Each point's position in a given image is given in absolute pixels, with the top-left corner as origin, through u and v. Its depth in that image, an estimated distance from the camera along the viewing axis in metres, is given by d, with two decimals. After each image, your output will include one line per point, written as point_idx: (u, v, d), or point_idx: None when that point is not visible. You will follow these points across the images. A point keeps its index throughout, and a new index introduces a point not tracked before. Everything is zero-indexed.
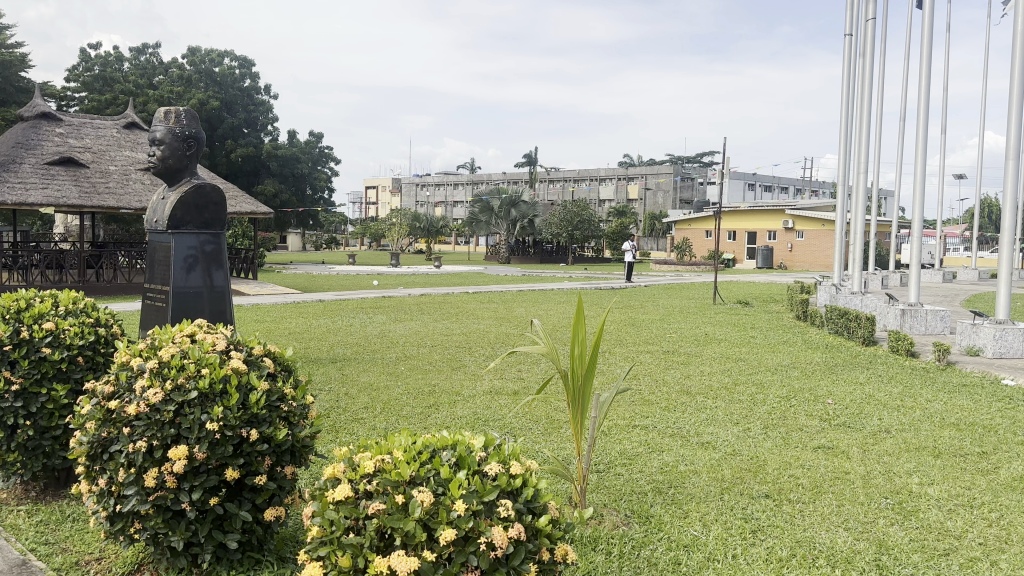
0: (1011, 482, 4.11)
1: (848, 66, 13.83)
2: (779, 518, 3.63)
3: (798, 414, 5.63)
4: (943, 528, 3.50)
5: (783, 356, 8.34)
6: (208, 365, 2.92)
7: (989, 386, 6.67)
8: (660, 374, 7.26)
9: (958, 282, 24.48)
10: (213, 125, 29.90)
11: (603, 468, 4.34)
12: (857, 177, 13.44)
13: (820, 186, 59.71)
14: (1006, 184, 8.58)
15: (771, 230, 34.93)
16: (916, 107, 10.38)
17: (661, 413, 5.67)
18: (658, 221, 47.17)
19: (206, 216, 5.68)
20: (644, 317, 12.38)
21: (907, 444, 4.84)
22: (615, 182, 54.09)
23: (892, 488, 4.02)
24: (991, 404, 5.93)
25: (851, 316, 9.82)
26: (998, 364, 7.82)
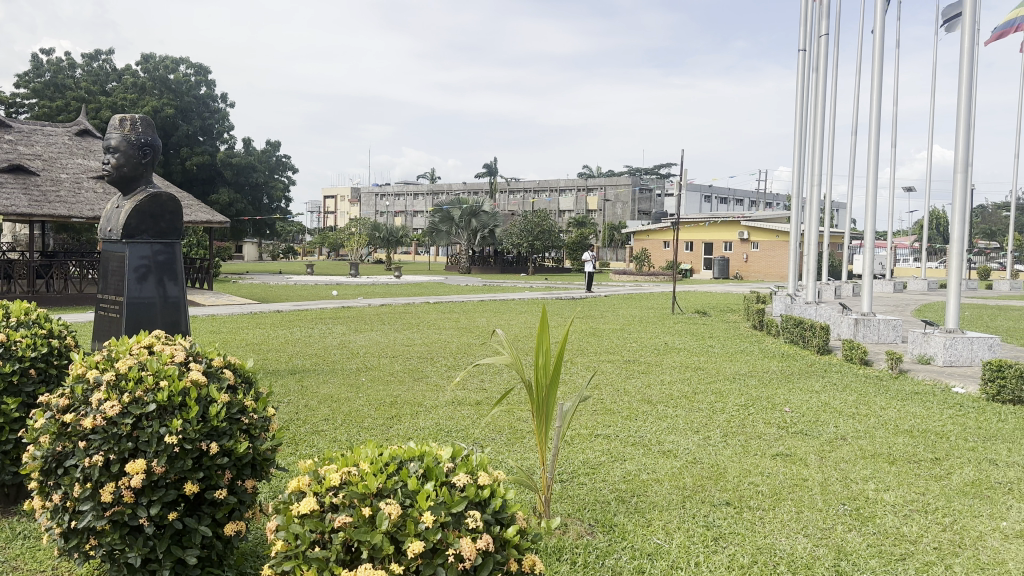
0: (964, 487, 4.22)
1: (803, 80, 14.16)
2: (739, 525, 3.68)
3: (757, 422, 5.73)
4: (900, 533, 3.58)
5: (741, 365, 8.46)
6: (167, 377, 2.86)
7: (939, 393, 6.86)
8: (622, 383, 7.29)
9: (908, 291, 25.17)
10: (168, 132, 29.33)
11: (567, 478, 4.34)
12: (811, 189, 13.72)
13: (774, 198, 60.99)
14: (955, 197, 8.87)
15: (727, 241, 35.58)
16: (869, 121, 10.66)
17: (623, 422, 5.71)
18: (617, 232, 47.70)
19: (162, 224, 5.56)
20: (606, 327, 12.48)
21: (863, 451, 4.93)
22: (574, 193, 54.44)
23: (849, 494, 4.11)
24: (942, 411, 6.09)
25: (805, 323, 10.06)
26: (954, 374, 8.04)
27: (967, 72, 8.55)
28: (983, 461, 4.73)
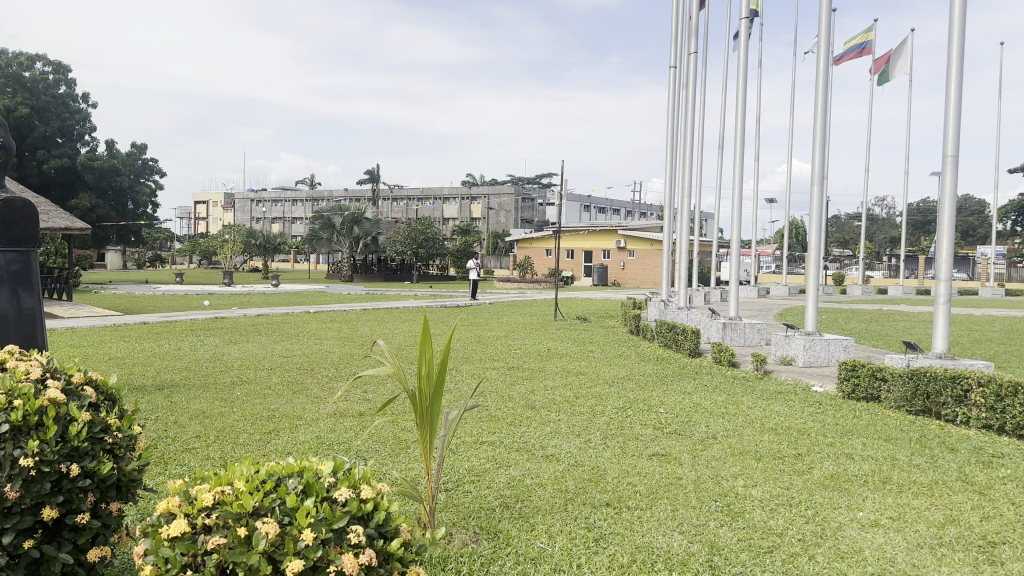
0: (822, 480, 4.55)
1: (674, 96, 14.85)
2: (619, 525, 3.80)
3: (634, 424, 5.93)
4: (766, 527, 3.81)
5: (619, 369, 8.73)
6: (20, 396, 2.63)
7: (801, 392, 7.36)
8: (505, 390, 7.35)
9: (770, 296, 26.87)
10: (20, 132, 27.07)
11: (452, 487, 4.32)
12: (682, 201, 14.40)
13: (649, 208, 63.56)
14: (811, 209, 9.55)
15: (606, 249, 36.72)
16: (734, 136, 11.31)
17: (507, 429, 5.76)
18: (501, 240, 48.19)
19: (15, 232, 5.13)
20: (490, 334, 12.57)
21: (732, 449, 5.21)
22: (458, 201, 54.55)
23: (720, 491, 4.33)
24: (802, 409, 6.53)
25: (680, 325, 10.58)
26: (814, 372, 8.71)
27: (822, 93, 9.24)
28: (848, 455, 5.11)
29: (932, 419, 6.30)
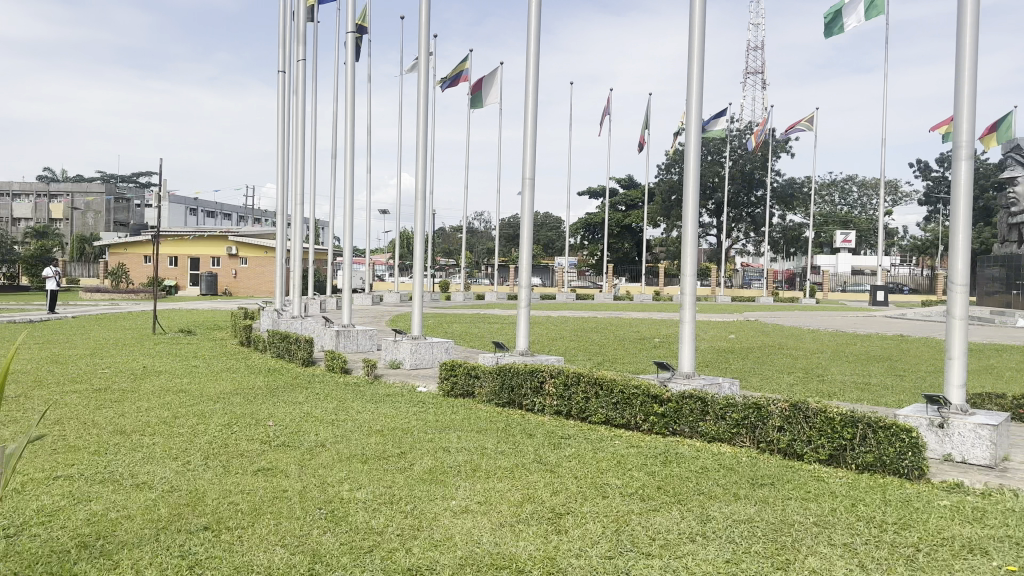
0: (422, 475, 4.87)
1: (282, 100, 14.57)
2: (219, 547, 3.59)
3: (241, 440, 5.66)
4: (368, 527, 3.94)
5: (227, 384, 8.25)
6: None
7: (408, 393, 7.80)
8: (90, 416, 6.44)
9: (384, 303, 28.02)
10: None
11: (13, 532, 3.66)
12: (295, 208, 14.17)
13: (261, 214, 61.53)
14: (416, 220, 10.17)
15: (215, 256, 34.55)
16: (345, 147, 11.54)
17: (89, 458, 5.06)
18: (87, 244, 42.29)
19: None
20: (71, 352, 10.93)
21: (340, 454, 5.29)
22: (29, 198, 46.39)
23: (325, 498, 4.36)
24: (409, 409, 6.92)
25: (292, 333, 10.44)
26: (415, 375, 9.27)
27: (423, 112, 9.94)
28: (442, 452, 5.45)
29: (517, 410, 7.13)
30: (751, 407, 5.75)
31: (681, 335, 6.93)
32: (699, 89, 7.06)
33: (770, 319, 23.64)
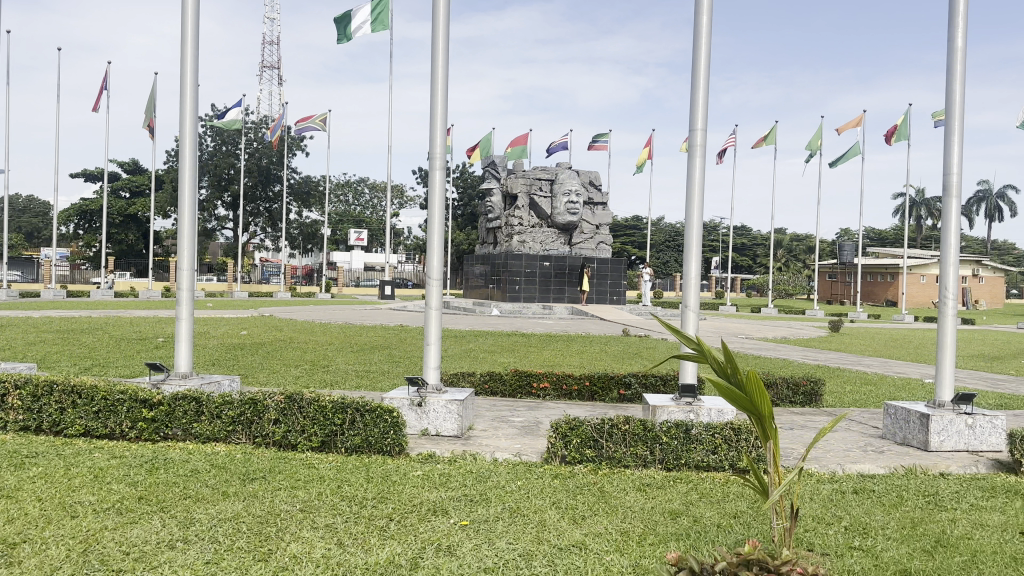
0: None
1: None
2: None
3: None
4: None
5: None
6: None
7: (242, 473, 6.13)
8: None
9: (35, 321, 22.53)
10: None
11: None
12: None
13: None
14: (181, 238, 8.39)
15: None
16: None
17: None
18: None
19: None
20: None
21: None
22: None
23: None
24: (231, 519, 5.03)
25: (19, 381, 7.73)
26: (185, 438, 7.20)
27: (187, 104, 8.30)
28: None
29: (399, 490, 5.75)
30: (705, 428, 6.59)
31: (684, 318, 7.29)
32: (440, 108, 7.78)
33: (476, 322, 24.00)
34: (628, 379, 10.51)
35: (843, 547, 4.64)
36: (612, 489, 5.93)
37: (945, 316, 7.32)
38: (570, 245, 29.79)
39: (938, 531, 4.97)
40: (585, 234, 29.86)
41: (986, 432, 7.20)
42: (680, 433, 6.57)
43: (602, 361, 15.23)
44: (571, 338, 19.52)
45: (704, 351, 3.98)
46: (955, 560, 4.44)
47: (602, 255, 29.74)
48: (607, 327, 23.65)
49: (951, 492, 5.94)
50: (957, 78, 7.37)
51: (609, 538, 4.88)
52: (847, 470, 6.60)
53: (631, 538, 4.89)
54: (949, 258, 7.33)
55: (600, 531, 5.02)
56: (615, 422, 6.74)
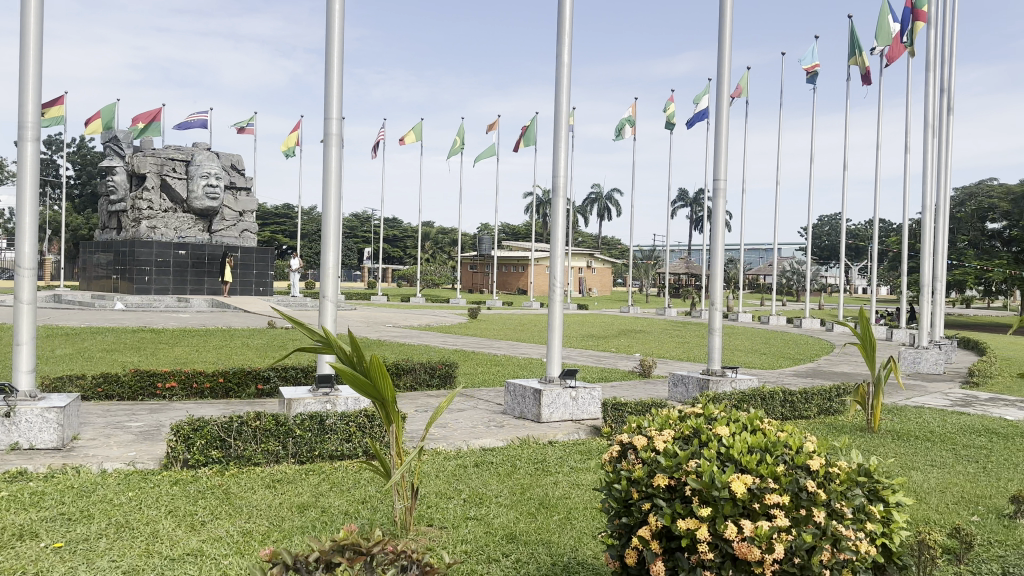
0: None
1: None
2: None
3: None
4: None
5: None
6: None
7: None
8: None
9: None
10: None
11: None
12: None
13: None
14: None
15: None
16: None
17: None
18: None
19: None
20: None
21: None
22: None
23: None
24: None
25: None
26: None
27: None
28: None
29: None
30: (342, 421, 6.40)
31: (323, 310, 6.91)
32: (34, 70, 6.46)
33: (93, 318, 20.83)
34: (267, 373, 9.94)
35: (460, 519, 4.82)
36: (236, 489, 5.46)
37: (556, 303, 8.04)
38: (209, 233, 27.54)
39: (542, 494, 5.46)
40: (226, 222, 27.82)
41: (587, 401, 8.17)
42: (313, 425, 6.31)
43: (240, 355, 14.21)
44: (205, 332, 17.95)
45: (331, 341, 3.85)
46: (554, 519, 4.89)
47: (246, 243, 28.30)
48: (248, 320, 22.25)
49: (556, 457, 6.61)
50: (564, 88, 7.98)
51: (228, 541, 4.44)
52: (471, 446, 6.96)
53: (254, 538, 4.52)
54: (558, 252, 8.06)
55: (216, 536, 4.53)
56: (244, 419, 6.21)
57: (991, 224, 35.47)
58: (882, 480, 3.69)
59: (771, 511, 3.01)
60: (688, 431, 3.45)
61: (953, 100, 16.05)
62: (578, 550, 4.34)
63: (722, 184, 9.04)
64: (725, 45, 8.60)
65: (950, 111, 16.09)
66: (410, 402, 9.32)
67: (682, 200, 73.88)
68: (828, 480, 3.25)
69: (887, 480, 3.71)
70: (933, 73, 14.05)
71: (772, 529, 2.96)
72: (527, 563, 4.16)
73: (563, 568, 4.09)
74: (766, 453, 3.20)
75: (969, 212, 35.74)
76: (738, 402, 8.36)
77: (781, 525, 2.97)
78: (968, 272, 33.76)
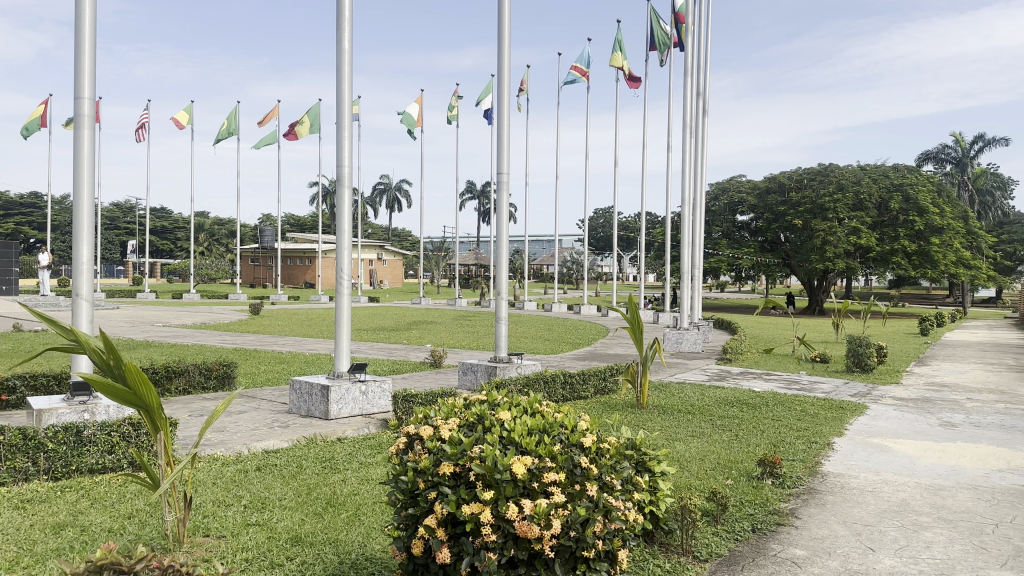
0: None
1: None
2: None
3: None
4: None
5: None
6: None
7: None
8: None
9: None
10: None
11: None
12: None
13: None
14: None
15: None
16: None
17: None
18: None
19: None
20: None
21: None
22: None
23: None
24: None
25: None
26: None
27: None
28: None
29: None
30: (106, 431, 5.72)
31: (75, 310, 6.16)
32: None
33: None
34: (10, 382, 8.70)
35: (239, 526, 4.55)
36: None
37: (344, 296, 7.86)
38: None
39: (329, 493, 5.32)
40: None
41: (376, 395, 8.07)
42: (69, 437, 5.58)
43: None
44: None
45: (84, 341, 3.45)
46: (342, 517, 4.78)
47: None
48: None
49: (344, 454, 6.47)
50: (345, 77, 7.80)
51: None
52: (253, 449, 6.60)
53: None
54: (344, 244, 7.86)
55: None
56: None
57: (738, 217, 40.00)
58: (646, 453, 4.02)
59: (549, 489, 3.13)
60: (472, 418, 3.53)
61: (707, 105, 17.84)
62: (367, 546, 4.28)
63: (504, 178, 9.33)
64: (504, 46, 8.86)
65: (704, 115, 17.87)
66: (184, 406, 8.62)
67: (470, 191, 75.42)
68: (599, 454, 3.48)
69: (650, 452, 4.05)
70: (690, 80, 15.51)
71: (551, 506, 3.09)
72: (312, 564, 4.02)
73: (350, 565, 4.01)
74: (545, 434, 3.36)
75: (720, 206, 40.06)
76: (524, 387, 8.71)
77: (558, 502, 3.11)
78: (721, 260, 37.89)
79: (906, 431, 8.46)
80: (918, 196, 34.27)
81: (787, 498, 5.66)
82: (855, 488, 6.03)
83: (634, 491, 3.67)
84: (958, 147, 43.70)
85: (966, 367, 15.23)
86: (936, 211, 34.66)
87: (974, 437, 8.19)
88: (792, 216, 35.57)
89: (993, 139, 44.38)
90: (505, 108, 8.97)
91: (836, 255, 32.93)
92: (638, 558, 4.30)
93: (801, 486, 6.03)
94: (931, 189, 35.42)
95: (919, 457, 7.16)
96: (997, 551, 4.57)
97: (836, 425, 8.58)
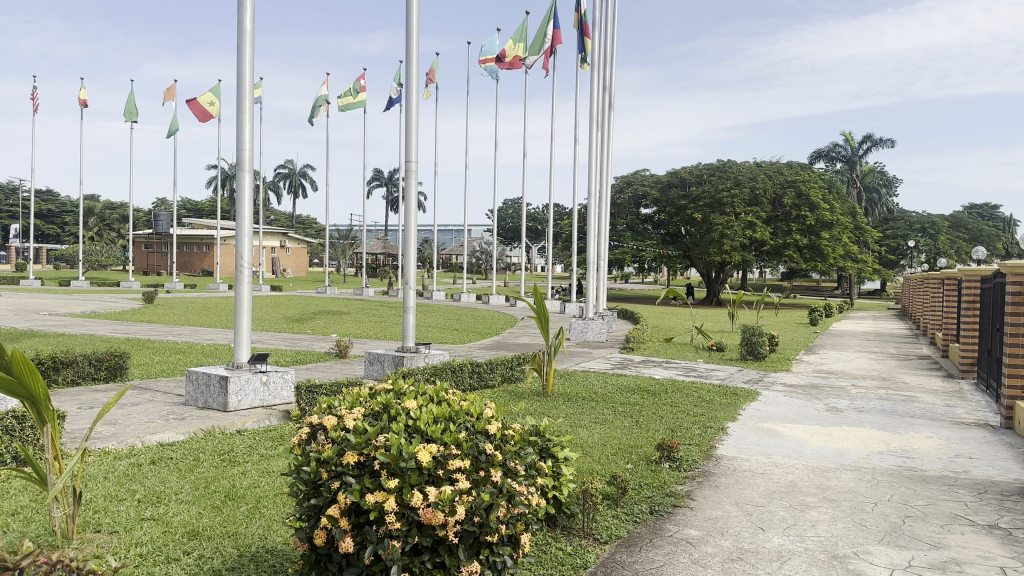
0: None
1: None
2: None
3: None
4: None
5: None
6: None
7: None
8: None
9: None
10: None
11: None
12: None
13: None
14: None
15: None
16: None
17: None
18: None
19: None
20: None
21: None
22: None
23: None
24: None
25: None
26: None
27: None
28: None
29: None
30: None
31: None
32: None
33: None
34: None
35: (133, 520, 4.39)
36: None
37: (244, 283, 7.64)
38: None
39: (228, 486, 5.19)
40: None
41: (278, 386, 7.90)
42: None
43: None
44: None
45: None
46: (241, 511, 4.66)
47: None
48: None
49: (243, 446, 6.32)
50: (247, 58, 7.55)
51: None
52: (147, 443, 6.34)
53: None
54: (245, 230, 7.69)
55: None
56: None
57: (642, 211, 41.08)
58: (550, 439, 4.13)
59: (454, 475, 3.18)
60: (377, 407, 3.53)
61: (612, 99, 18.18)
62: (267, 539, 4.21)
63: (411, 166, 9.27)
64: (410, 33, 8.79)
65: (609, 109, 18.26)
66: (71, 399, 8.19)
67: (377, 178, 74.34)
68: (504, 441, 3.56)
69: (554, 438, 4.16)
70: (596, 76, 15.78)
71: (456, 493, 3.12)
72: (210, 558, 3.93)
73: (249, 558, 3.94)
74: (451, 423, 3.41)
75: (625, 199, 41.01)
76: (431, 376, 8.72)
77: (463, 488, 3.14)
78: (625, 251, 38.86)
79: (796, 416, 8.96)
80: (809, 192, 36.22)
81: (682, 480, 5.93)
82: (747, 470, 6.38)
83: (538, 476, 3.78)
84: (848, 146, 46.32)
85: (851, 355, 16.22)
86: (826, 207, 36.73)
87: (857, 422, 8.75)
88: (693, 209, 36.78)
89: (879, 139, 47.29)
90: (413, 95, 8.90)
91: (732, 248, 34.35)
92: (540, 542, 4.42)
93: (696, 469, 6.31)
94: (822, 185, 37.44)
95: (805, 442, 7.59)
96: (876, 527, 4.95)
97: (731, 411, 8.98)
